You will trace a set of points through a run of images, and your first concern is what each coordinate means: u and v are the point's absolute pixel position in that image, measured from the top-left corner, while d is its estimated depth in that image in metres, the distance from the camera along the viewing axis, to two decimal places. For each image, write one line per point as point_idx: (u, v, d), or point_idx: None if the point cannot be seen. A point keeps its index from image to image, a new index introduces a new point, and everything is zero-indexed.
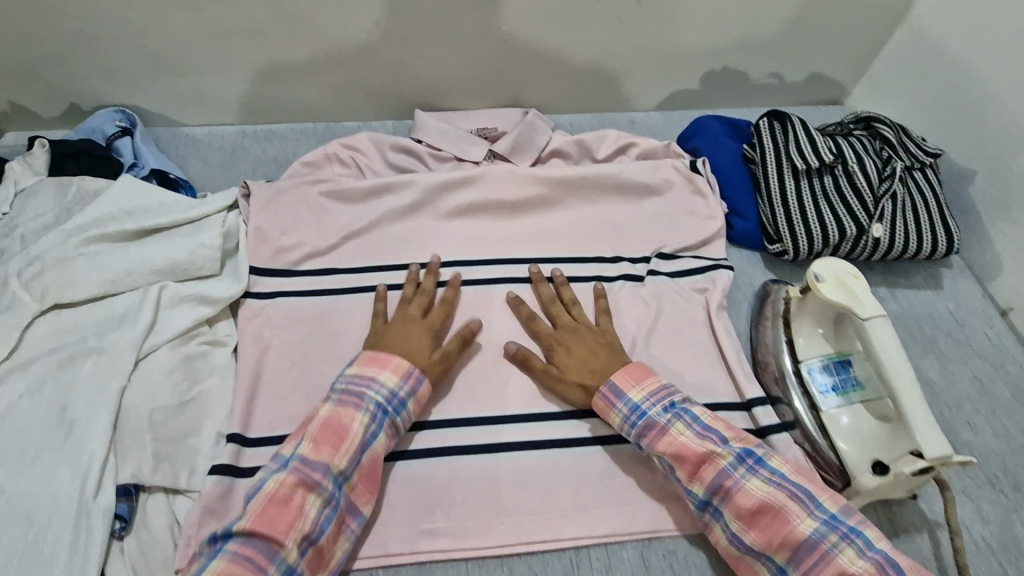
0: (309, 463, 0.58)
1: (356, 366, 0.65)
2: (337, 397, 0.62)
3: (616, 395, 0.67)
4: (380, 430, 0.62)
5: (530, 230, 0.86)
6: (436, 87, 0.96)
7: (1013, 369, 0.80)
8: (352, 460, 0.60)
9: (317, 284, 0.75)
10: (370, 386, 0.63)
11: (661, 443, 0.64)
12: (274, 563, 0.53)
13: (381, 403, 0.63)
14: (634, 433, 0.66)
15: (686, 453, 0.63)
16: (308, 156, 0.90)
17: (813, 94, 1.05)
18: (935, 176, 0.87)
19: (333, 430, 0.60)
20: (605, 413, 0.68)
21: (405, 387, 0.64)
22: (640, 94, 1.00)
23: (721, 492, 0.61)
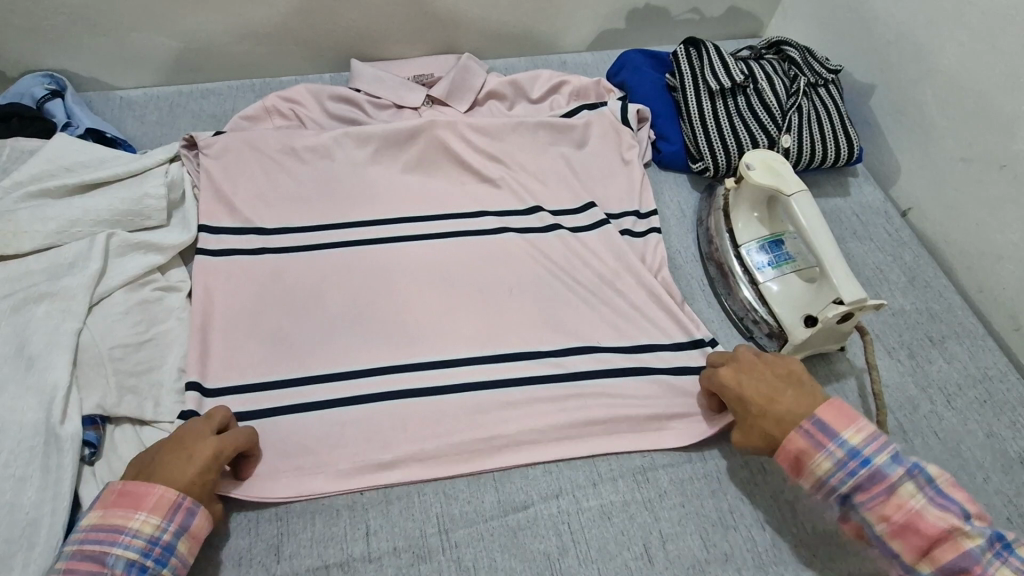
0: None
1: (100, 510, 0.54)
2: (71, 559, 0.52)
3: (829, 436, 0.58)
4: None
5: (474, 182, 0.89)
6: (370, 34, 1.01)
7: (909, 258, 0.87)
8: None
9: (269, 243, 0.80)
10: (118, 540, 0.53)
11: (890, 505, 0.55)
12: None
13: (134, 558, 0.52)
14: (847, 488, 0.57)
15: (914, 518, 0.54)
16: (247, 111, 0.93)
17: (731, 27, 1.15)
18: (838, 91, 0.93)
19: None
20: (807, 453, 0.58)
21: (171, 527, 0.54)
22: (566, 35, 1.09)
23: (944, 567, 0.53)
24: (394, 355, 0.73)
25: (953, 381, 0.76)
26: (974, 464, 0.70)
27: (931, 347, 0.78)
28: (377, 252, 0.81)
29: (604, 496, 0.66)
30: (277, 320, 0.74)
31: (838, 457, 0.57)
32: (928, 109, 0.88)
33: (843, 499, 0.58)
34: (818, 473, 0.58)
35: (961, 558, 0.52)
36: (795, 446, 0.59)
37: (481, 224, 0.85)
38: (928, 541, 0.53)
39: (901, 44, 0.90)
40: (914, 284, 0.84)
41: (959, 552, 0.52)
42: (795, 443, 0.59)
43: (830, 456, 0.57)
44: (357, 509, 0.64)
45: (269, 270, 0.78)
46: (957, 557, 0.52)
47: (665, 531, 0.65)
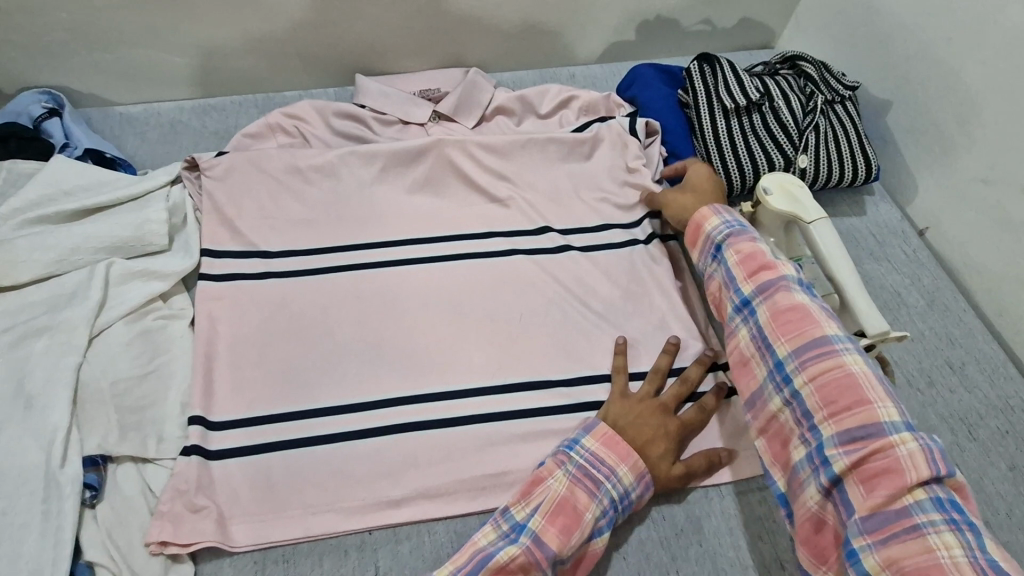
0: (541, 544, 0.57)
1: (597, 445, 0.63)
2: (575, 472, 0.61)
3: (727, 210, 0.71)
4: (606, 526, 0.61)
5: (483, 203, 0.87)
6: (375, 47, 0.99)
7: (928, 281, 0.85)
8: (577, 549, 0.58)
9: (274, 268, 0.78)
10: (609, 477, 0.61)
11: (753, 252, 0.66)
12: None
13: (615, 499, 0.61)
14: (723, 238, 0.69)
15: (759, 256, 0.65)
16: (250, 128, 0.91)
17: (743, 38, 1.12)
18: (855, 108, 0.91)
19: (567, 513, 0.59)
20: (705, 217, 0.71)
21: (638, 486, 0.63)
22: (575, 47, 1.07)
23: (818, 377, 0.57)
24: (403, 387, 0.71)
25: (975, 411, 0.74)
26: (997, 500, 0.68)
27: (952, 375, 0.77)
28: (385, 277, 0.79)
29: (620, 535, 0.64)
30: (282, 349, 0.72)
31: (726, 220, 0.70)
32: (948, 127, 0.85)
33: (717, 251, 0.69)
34: (706, 229, 0.71)
35: (840, 382, 0.56)
36: (698, 217, 0.72)
37: (491, 246, 0.83)
38: (811, 348, 0.59)
39: (921, 60, 0.88)
40: (934, 309, 0.82)
41: (854, 391, 0.55)
42: (698, 212, 0.72)
43: (722, 220, 0.70)
44: (366, 550, 0.63)
45: (274, 297, 0.76)
46: (825, 359, 0.58)
47: (682, 572, 0.63)
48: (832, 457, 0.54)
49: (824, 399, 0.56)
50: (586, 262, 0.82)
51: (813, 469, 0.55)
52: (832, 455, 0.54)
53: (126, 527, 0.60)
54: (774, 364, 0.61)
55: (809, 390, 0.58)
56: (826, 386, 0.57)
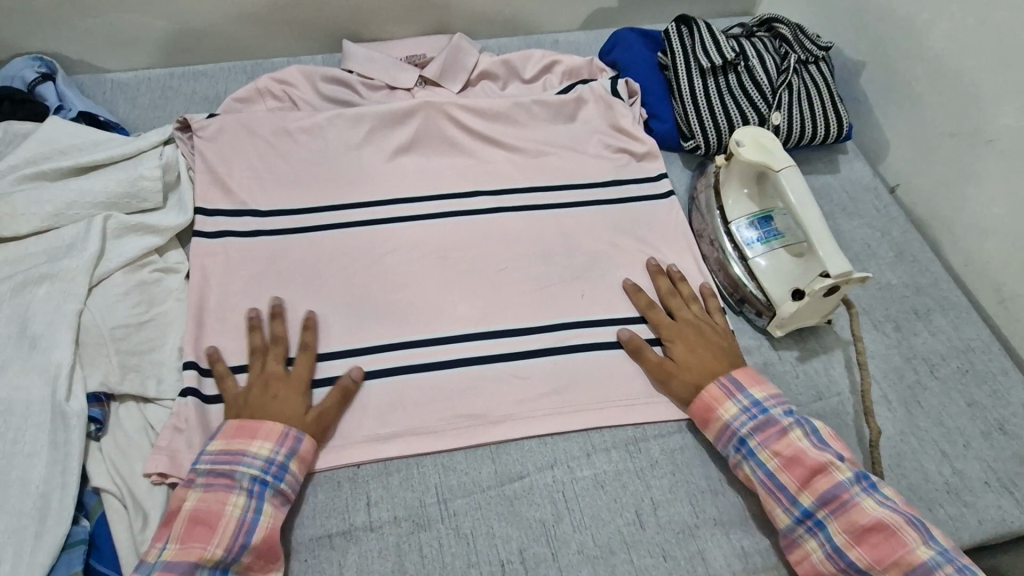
0: (173, 566, 0.55)
1: (224, 441, 0.62)
2: (204, 482, 0.60)
3: (738, 388, 0.69)
4: (262, 503, 0.60)
5: (467, 163, 0.90)
6: (362, 14, 1.01)
7: (896, 234, 0.88)
8: (230, 543, 0.57)
9: (266, 224, 0.81)
10: (241, 462, 0.60)
11: (782, 440, 0.65)
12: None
13: (257, 474, 0.60)
14: (748, 430, 0.67)
15: (806, 457, 0.64)
16: (240, 93, 0.94)
17: (724, 5, 1.15)
18: (829, 69, 0.93)
19: (203, 522, 0.57)
20: (719, 400, 0.69)
21: (283, 450, 0.62)
22: (559, 15, 1.09)
23: (861, 538, 0.60)
24: (394, 334, 0.75)
25: (937, 353, 0.78)
26: (956, 432, 0.72)
27: (916, 320, 0.80)
28: (372, 232, 0.82)
29: (598, 468, 0.68)
30: (274, 300, 0.75)
31: (744, 405, 0.68)
32: (917, 85, 0.88)
33: (742, 445, 0.67)
34: (724, 417, 0.68)
35: (882, 540, 0.59)
36: (705, 397, 0.69)
37: (475, 203, 0.86)
38: (848, 517, 0.60)
39: (891, 20, 0.90)
40: (902, 260, 0.86)
41: (895, 540, 0.59)
42: (711, 394, 0.69)
43: (738, 404, 0.68)
44: (358, 480, 0.66)
45: (266, 251, 0.79)
46: None
47: (656, 499, 0.67)
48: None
49: (867, 552, 0.59)
50: (569, 217, 0.86)
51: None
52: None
53: (129, 461, 0.63)
54: (822, 535, 0.61)
55: (790, 482, 0.64)
56: (871, 545, 0.59)
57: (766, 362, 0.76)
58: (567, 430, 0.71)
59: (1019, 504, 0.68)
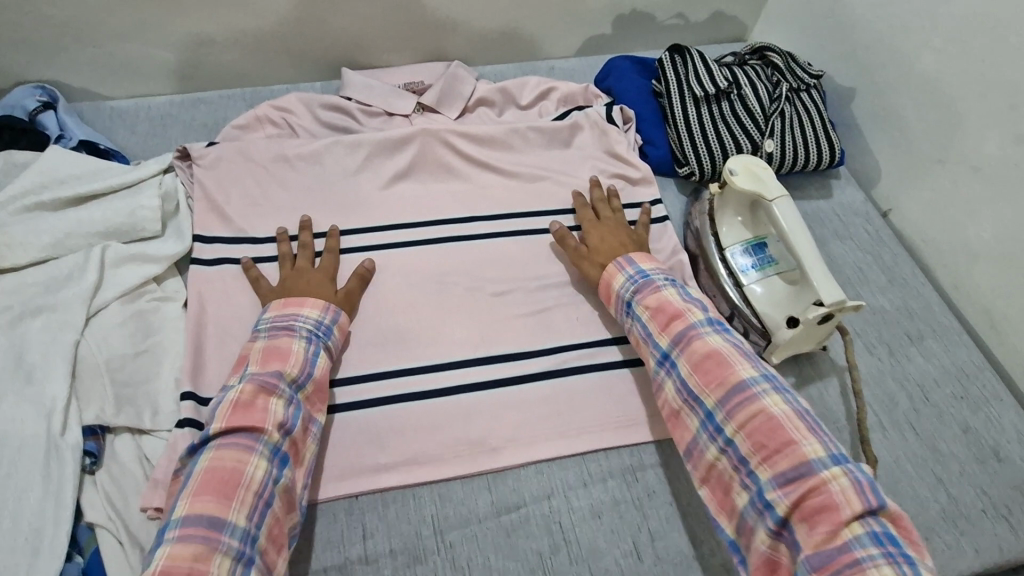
0: (262, 375, 0.63)
1: (274, 311, 0.70)
2: (267, 333, 0.67)
3: (630, 264, 0.76)
4: (319, 352, 0.68)
5: (464, 188, 0.91)
6: (361, 42, 1.02)
7: (889, 258, 0.89)
8: (303, 369, 0.65)
9: (264, 251, 0.81)
10: (296, 319, 0.69)
11: (655, 296, 0.71)
12: (263, 443, 0.59)
13: (312, 329, 0.69)
14: (632, 292, 0.73)
15: (668, 305, 0.70)
16: (240, 120, 0.95)
17: (717, 32, 1.17)
18: (819, 96, 0.95)
19: (276, 354, 0.65)
20: (613, 276, 0.76)
21: (328, 317, 0.71)
22: (555, 42, 1.11)
23: (746, 427, 0.60)
24: (392, 361, 0.75)
25: (931, 378, 0.78)
26: (952, 459, 0.72)
27: (910, 345, 0.81)
28: (369, 257, 0.82)
29: (595, 498, 0.68)
30: None
31: (631, 275, 0.74)
32: (906, 112, 0.90)
33: (630, 308, 0.74)
34: (617, 288, 0.75)
35: (717, 368, 0.64)
36: (606, 276, 0.77)
37: (473, 229, 0.86)
38: (694, 350, 0.66)
39: (880, 48, 0.92)
40: (894, 284, 0.87)
41: (781, 433, 0.58)
42: (608, 270, 0.77)
43: (627, 276, 0.75)
44: (354, 512, 0.66)
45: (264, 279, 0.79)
46: (755, 415, 0.60)
47: (653, 529, 0.67)
48: (775, 499, 0.56)
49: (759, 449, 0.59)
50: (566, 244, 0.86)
51: (759, 514, 0.57)
52: (773, 498, 0.56)
53: (124, 494, 0.63)
54: (673, 373, 0.67)
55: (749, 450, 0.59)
56: (755, 435, 0.59)
57: None
58: (563, 456, 0.71)
59: (1015, 532, 0.68)
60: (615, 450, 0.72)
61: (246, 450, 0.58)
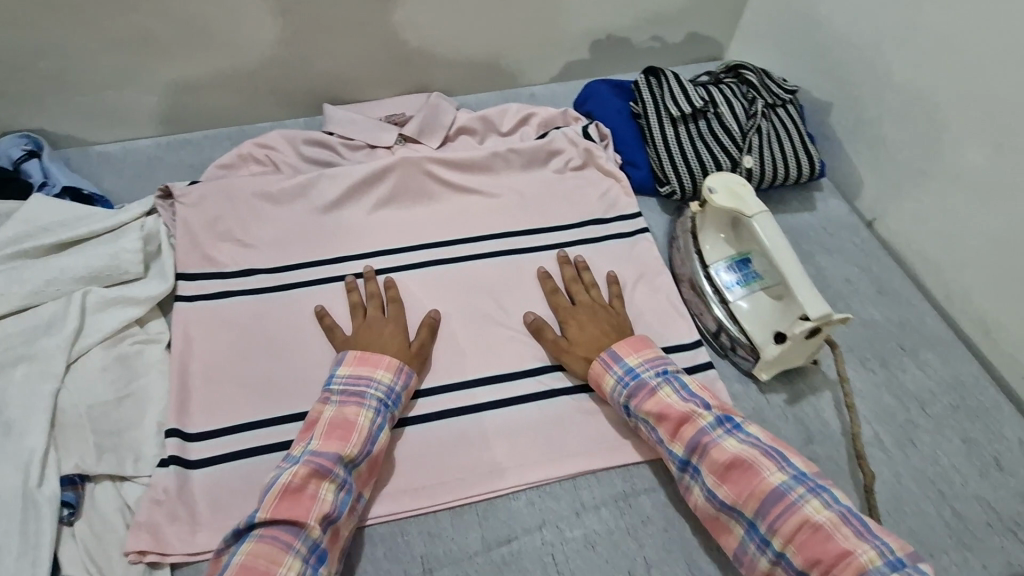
0: (320, 453, 0.61)
1: (350, 367, 0.68)
2: (339, 398, 0.66)
3: (614, 359, 0.72)
4: (384, 423, 0.67)
5: (446, 213, 0.93)
6: (343, 78, 1.04)
7: (877, 269, 0.89)
8: (363, 448, 0.63)
9: (250, 284, 0.83)
10: (368, 384, 0.67)
11: (653, 399, 0.68)
12: (301, 540, 0.57)
13: (381, 398, 0.67)
14: (625, 396, 0.70)
15: (671, 411, 0.66)
16: (223, 159, 0.96)
17: (694, 52, 1.18)
18: (796, 111, 0.95)
19: (340, 426, 0.64)
20: (599, 375, 0.72)
21: (399, 382, 0.69)
22: (534, 69, 1.12)
23: (773, 521, 0.59)
24: None
25: (928, 389, 0.77)
26: (952, 472, 0.71)
27: (903, 356, 0.80)
28: (358, 284, 0.84)
29: (588, 526, 0.67)
30: (256, 360, 0.77)
31: (619, 376, 0.71)
32: (884, 123, 0.90)
33: (627, 411, 0.70)
34: (607, 391, 0.71)
35: (741, 474, 0.61)
36: (594, 371, 0.73)
37: (457, 253, 0.88)
38: (711, 458, 0.63)
39: (855, 61, 0.93)
40: (884, 295, 0.86)
41: (833, 543, 0.56)
42: (594, 365, 0.73)
43: (615, 375, 0.71)
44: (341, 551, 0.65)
45: (251, 310, 0.81)
46: (791, 516, 0.58)
47: (650, 558, 0.65)
48: (789, 556, 0.57)
49: (811, 564, 0.56)
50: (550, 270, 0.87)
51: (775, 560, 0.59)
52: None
53: (104, 544, 0.63)
54: (700, 481, 0.64)
55: (728, 494, 0.62)
56: (806, 549, 0.57)
57: (756, 408, 0.75)
58: (552, 482, 0.70)
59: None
60: (607, 476, 0.71)
61: (283, 548, 0.56)
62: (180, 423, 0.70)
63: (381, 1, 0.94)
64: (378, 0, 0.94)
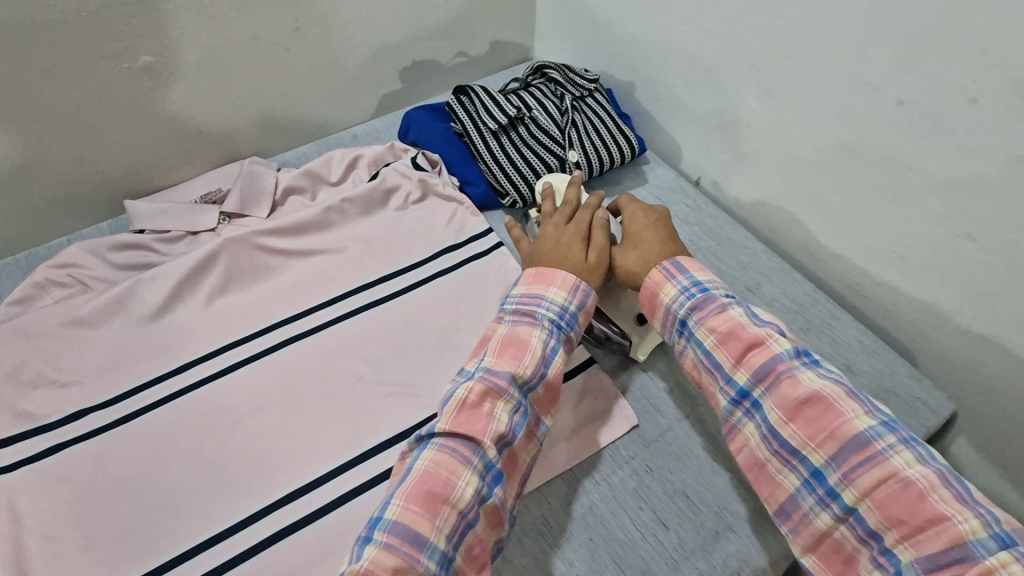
0: (494, 372, 0.63)
1: (525, 286, 0.71)
2: (512, 317, 0.69)
3: (679, 271, 0.70)
4: (557, 346, 0.68)
5: (292, 283, 0.87)
6: (136, 169, 0.94)
7: (713, 223, 0.96)
8: (536, 370, 0.65)
9: (82, 429, 0.73)
10: (541, 305, 0.69)
11: (718, 316, 0.65)
12: (479, 455, 0.59)
13: (554, 320, 0.68)
14: (687, 310, 0.67)
15: (742, 332, 0.63)
16: (14, 294, 0.83)
17: (503, 58, 1.21)
18: (603, 96, 1.00)
19: (514, 345, 0.66)
20: (660, 285, 0.70)
21: (575, 302, 0.70)
22: (350, 110, 1.09)
23: (838, 458, 0.56)
24: (265, 495, 0.69)
25: (778, 320, 0.85)
26: None
27: (751, 297, 0.87)
28: (210, 390, 0.77)
29: (515, 564, 0.65)
30: (110, 514, 0.68)
31: (684, 286, 0.68)
32: (679, 91, 0.98)
33: (684, 328, 0.68)
34: (664, 301, 0.69)
35: (818, 411, 0.58)
36: (653, 280, 0.71)
37: (315, 324, 0.83)
38: (782, 389, 0.60)
39: (639, 41, 1.00)
40: (723, 245, 0.93)
41: (925, 505, 0.52)
42: (652, 278, 0.71)
43: (678, 286, 0.69)
44: None
45: (93, 458, 0.71)
46: (868, 465, 0.55)
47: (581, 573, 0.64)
48: (848, 498, 0.55)
49: (891, 522, 0.53)
50: (415, 312, 0.84)
51: (828, 510, 0.57)
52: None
53: None
54: (758, 417, 0.61)
55: (796, 435, 0.59)
56: (888, 505, 0.53)
57: (640, 387, 0.79)
58: None
59: None
60: (522, 503, 0.69)
61: (463, 462, 0.58)
62: None
63: (149, 80, 0.86)
64: (145, 81, 0.86)
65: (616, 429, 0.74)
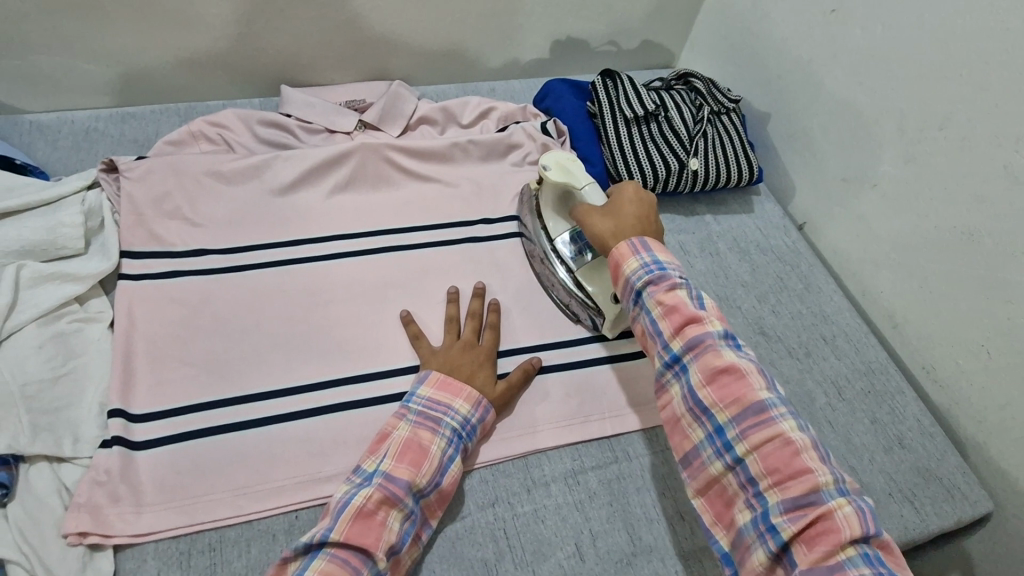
0: (393, 478, 0.61)
1: (431, 390, 0.69)
2: (415, 418, 0.66)
3: (643, 247, 0.66)
4: (455, 453, 0.67)
5: (408, 200, 0.94)
6: (301, 61, 1.02)
7: (805, 268, 0.97)
8: (432, 479, 0.63)
9: (200, 264, 0.81)
10: (446, 413, 0.67)
11: (669, 290, 0.63)
12: (368, 567, 0.57)
13: (458, 428, 0.67)
14: (643, 283, 0.64)
15: (685, 307, 0.62)
16: (172, 135, 0.93)
17: (647, 58, 1.25)
18: (738, 118, 1.03)
19: (414, 450, 0.64)
20: (623, 257, 0.66)
21: (476, 414, 0.69)
22: (496, 65, 1.15)
23: (738, 416, 0.57)
24: (342, 369, 0.77)
25: (843, 376, 0.86)
26: (863, 448, 0.80)
27: (824, 345, 0.89)
28: (316, 267, 0.84)
29: (540, 501, 0.70)
30: (208, 341, 0.76)
31: (646, 262, 0.65)
32: (814, 134, 0.99)
33: (638, 297, 0.65)
34: (626, 273, 0.66)
35: (733, 380, 0.58)
36: (616, 253, 0.67)
37: (418, 241, 0.89)
38: (708, 358, 0.60)
39: (790, 76, 1.01)
40: (809, 290, 0.94)
41: (798, 459, 0.54)
42: (617, 251, 0.67)
43: (640, 261, 0.66)
44: (295, 530, 0.66)
45: (204, 291, 0.79)
46: (763, 426, 0.56)
47: (595, 530, 0.69)
48: (738, 452, 0.57)
49: (768, 473, 0.55)
50: (508, 259, 0.90)
51: (718, 458, 0.58)
52: (776, 523, 0.53)
53: (39, 526, 0.61)
54: (683, 378, 0.61)
55: (710, 396, 0.59)
56: (769, 458, 0.55)
57: None
58: (505, 461, 0.73)
59: (917, 512, 0.76)
60: (557, 453, 0.74)
61: (352, 573, 0.55)
62: (123, 404, 0.69)
63: None
64: None
65: (658, 419, 0.79)
